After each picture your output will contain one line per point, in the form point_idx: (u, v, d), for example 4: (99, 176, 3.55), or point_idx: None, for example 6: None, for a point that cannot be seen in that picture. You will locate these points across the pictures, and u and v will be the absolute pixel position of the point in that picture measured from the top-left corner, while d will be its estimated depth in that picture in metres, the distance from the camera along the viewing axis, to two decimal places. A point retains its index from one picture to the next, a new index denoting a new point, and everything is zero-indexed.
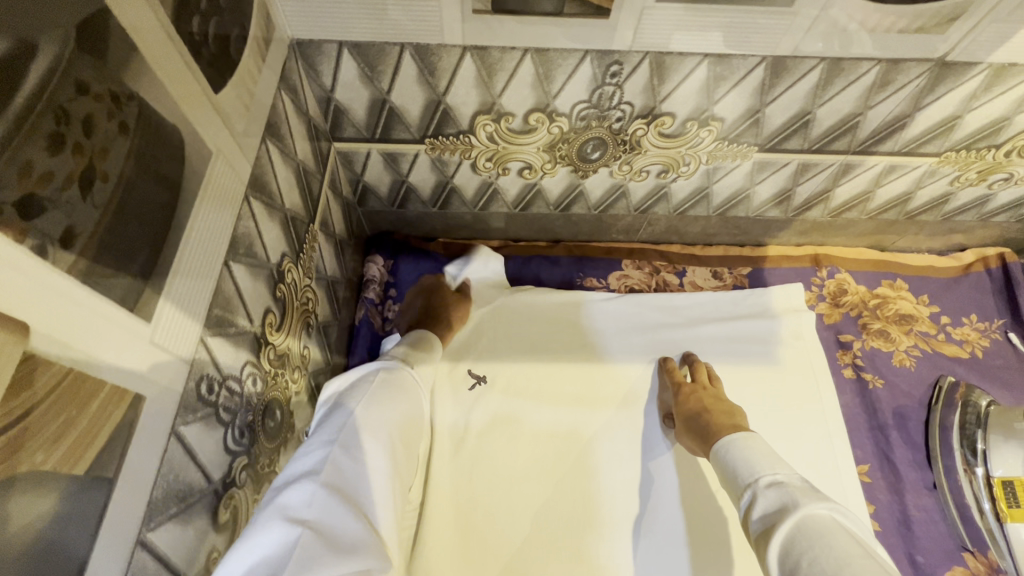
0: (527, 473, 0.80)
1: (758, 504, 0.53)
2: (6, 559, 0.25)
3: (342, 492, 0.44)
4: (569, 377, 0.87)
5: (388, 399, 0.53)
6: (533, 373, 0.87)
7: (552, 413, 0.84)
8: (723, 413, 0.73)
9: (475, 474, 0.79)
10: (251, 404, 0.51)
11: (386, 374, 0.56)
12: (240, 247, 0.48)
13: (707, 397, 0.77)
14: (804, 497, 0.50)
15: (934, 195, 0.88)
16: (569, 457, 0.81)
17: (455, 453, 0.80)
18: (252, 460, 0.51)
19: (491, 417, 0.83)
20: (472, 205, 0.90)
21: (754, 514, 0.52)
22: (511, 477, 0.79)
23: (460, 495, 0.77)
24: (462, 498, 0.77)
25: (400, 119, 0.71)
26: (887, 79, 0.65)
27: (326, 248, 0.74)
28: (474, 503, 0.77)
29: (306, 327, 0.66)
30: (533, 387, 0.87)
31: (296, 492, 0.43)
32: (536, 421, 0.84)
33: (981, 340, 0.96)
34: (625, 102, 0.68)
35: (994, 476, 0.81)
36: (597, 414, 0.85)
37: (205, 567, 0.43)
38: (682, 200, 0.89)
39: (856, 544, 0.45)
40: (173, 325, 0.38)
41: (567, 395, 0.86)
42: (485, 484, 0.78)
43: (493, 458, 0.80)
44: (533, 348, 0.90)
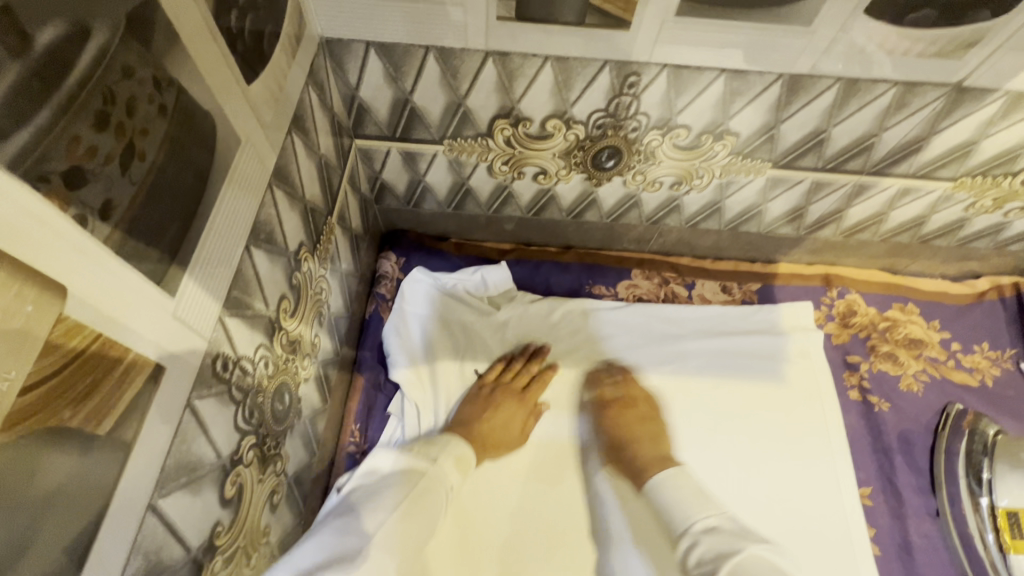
0: (523, 484, 0.80)
1: None
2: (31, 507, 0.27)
3: (343, 559, 0.55)
4: (571, 382, 0.89)
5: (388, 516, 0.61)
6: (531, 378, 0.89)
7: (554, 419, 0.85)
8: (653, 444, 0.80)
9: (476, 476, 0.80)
10: (262, 386, 0.52)
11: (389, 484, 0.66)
12: (261, 234, 0.50)
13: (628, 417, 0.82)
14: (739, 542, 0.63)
15: (948, 220, 0.88)
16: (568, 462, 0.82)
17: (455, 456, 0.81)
18: (260, 440, 0.53)
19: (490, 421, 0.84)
20: (486, 207, 0.91)
21: (690, 559, 0.64)
22: (511, 480, 0.80)
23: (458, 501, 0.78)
24: (463, 500, 0.78)
25: (421, 119, 0.73)
26: (902, 102, 0.66)
27: (342, 241, 0.76)
28: (475, 504, 0.78)
29: (318, 316, 0.68)
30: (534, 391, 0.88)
31: (308, 551, 0.56)
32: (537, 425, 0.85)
33: (992, 368, 0.95)
34: (641, 113, 0.69)
35: (999, 506, 0.81)
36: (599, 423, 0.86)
37: (210, 539, 0.44)
38: (694, 212, 0.90)
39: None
40: (195, 302, 0.39)
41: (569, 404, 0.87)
42: (485, 487, 0.79)
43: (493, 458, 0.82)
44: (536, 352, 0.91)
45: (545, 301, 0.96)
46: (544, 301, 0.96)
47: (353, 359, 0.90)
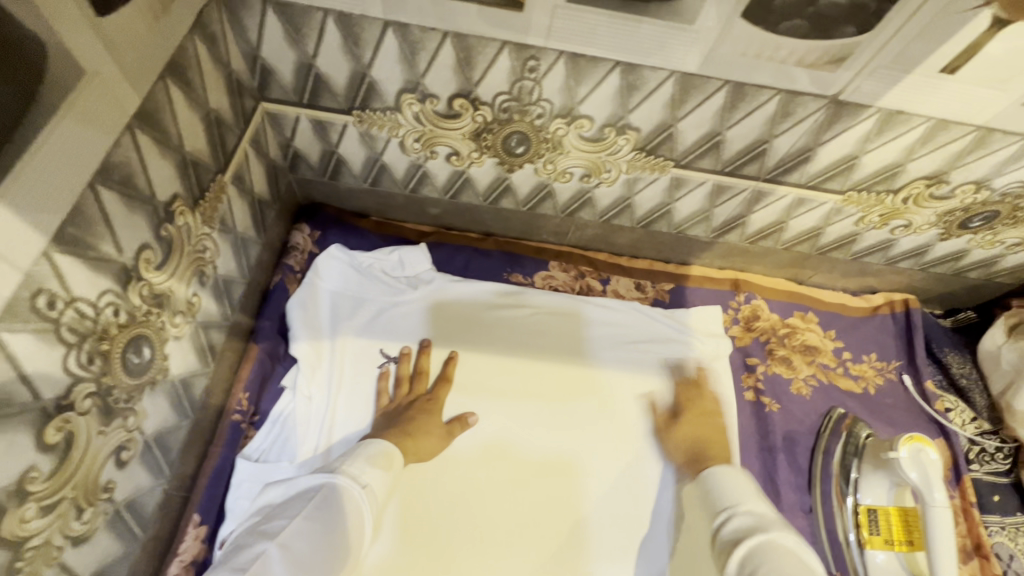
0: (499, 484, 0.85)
1: (731, 522, 0.66)
2: None
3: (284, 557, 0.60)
4: (524, 377, 0.93)
5: (323, 517, 0.64)
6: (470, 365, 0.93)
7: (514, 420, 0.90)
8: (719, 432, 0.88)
9: (429, 473, 0.84)
10: (109, 333, 0.51)
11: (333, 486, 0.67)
12: (114, 174, 0.48)
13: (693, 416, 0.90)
14: (774, 527, 0.63)
15: (843, 232, 0.93)
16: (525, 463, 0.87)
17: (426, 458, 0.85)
18: (103, 390, 0.51)
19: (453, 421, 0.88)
20: (403, 185, 0.91)
21: (725, 530, 0.66)
22: (470, 475, 0.85)
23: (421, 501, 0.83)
24: (413, 492, 0.83)
25: (327, 87, 0.72)
26: (787, 110, 0.69)
27: (239, 205, 0.74)
28: (427, 499, 0.83)
29: (199, 276, 0.66)
30: (478, 380, 0.93)
31: (247, 553, 0.61)
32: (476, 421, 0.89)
33: (877, 377, 1.00)
34: (544, 99, 0.71)
35: (862, 504, 0.85)
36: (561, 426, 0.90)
37: (19, 482, 0.43)
38: (606, 207, 0.92)
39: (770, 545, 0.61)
40: (8, 230, 0.38)
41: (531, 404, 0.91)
42: (456, 483, 0.84)
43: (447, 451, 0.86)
44: (491, 343, 0.95)
45: (460, 289, 0.98)
46: (459, 289, 0.98)
47: (250, 329, 0.88)
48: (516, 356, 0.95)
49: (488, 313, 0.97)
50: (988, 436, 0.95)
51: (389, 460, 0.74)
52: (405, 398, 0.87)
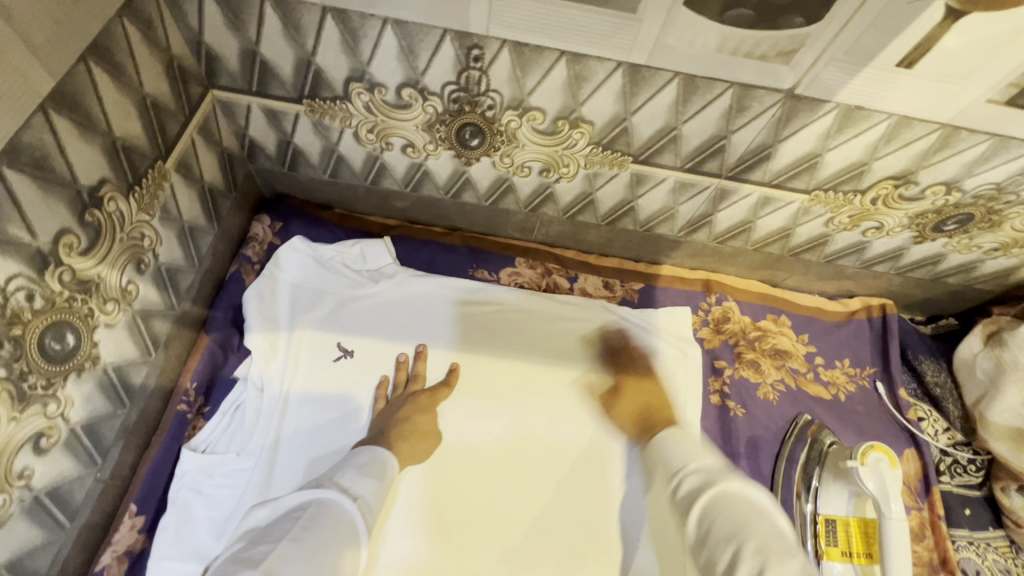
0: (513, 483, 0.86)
1: (684, 482, 0.62)
2: None
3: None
4: (513, 376, 0.93)
5: (319, 530, 0.60)
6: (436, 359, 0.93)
7: (510, 419, 0.90)
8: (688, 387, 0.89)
9: (439, 472, 0.86)
10: (21, 318, 0.50)
11: (321, 502, 0.64)
12: (23, 156, 0.47)
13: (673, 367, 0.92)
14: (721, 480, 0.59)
15: (813, 234, 0.90)
16: (532, 458, 0.88)
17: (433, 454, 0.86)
18: (14, 374, 0.50)
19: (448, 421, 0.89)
20: (363, 178, 0.90)
21: (680, 491, 0.62)
22: (461, 472, 0.86)
23: (435, 500, 0.84)
24: (431, 486, 0.85)
25: (274, 75, 0.71)
26: (742, 104, 0.67)
27: (185, 194, 0.73)
28: (450, 495, 0.85)
29: (136, 263, 0.65)
30: (473, 379, 0.92)
31: None
32: (471, 424, 0.89)
33: (848, 384, 0.97)
34: (493, 90, 0.69)
35: (820, 514, 0.83)
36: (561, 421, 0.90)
37: None
38: (569, 203, 0.90)
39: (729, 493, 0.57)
40: None
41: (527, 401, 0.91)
42: (469, 480, 0.86)
43: (454, 446, 0.87)
44: (487, 343, 0.94)
45: (421, 283, 0.96)
46: (420, 283, 0.96)
47: (203, 319, 0.87)
48: (521, 355, 0.94)
49: (490, 312, 0.96)
50: (961, 447, 0.92)
51: (380, 470, 0.73)
52: (405, 394, 0.87)
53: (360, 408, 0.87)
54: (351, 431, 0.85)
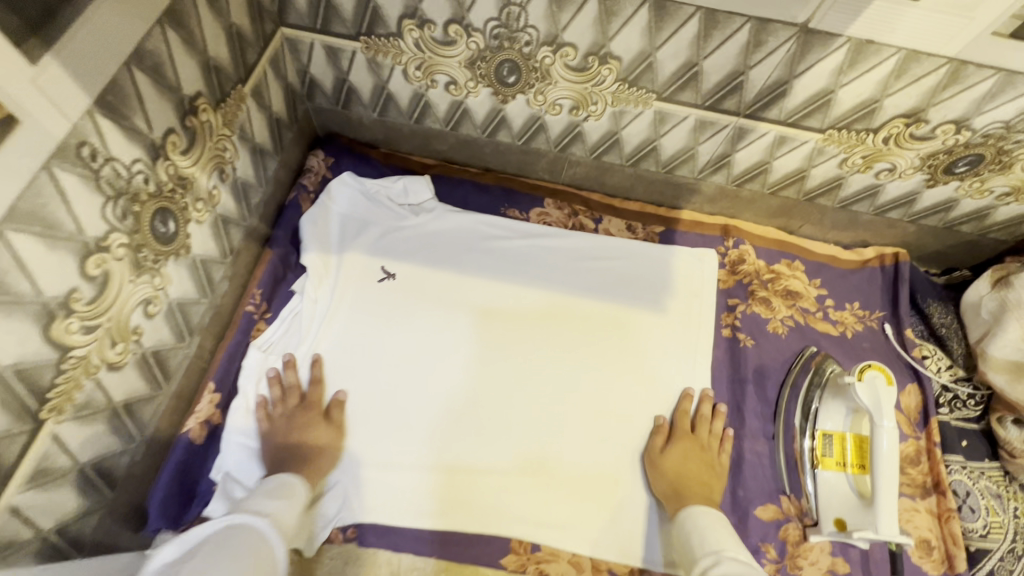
0: (543, 398, 0.93)
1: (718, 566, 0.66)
2: None
3: None
4: (547, 304, 1.01)
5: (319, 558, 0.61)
6: (471, 284, 1.01)
7: (504, 407, 0.92)
8: (704, 470, 0.87)
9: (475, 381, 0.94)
10: (140, 197, 0.61)
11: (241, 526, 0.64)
12: (146, 61, 0.58)
13: (682, 448, 0.88)
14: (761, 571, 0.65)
15: (827, 176, 0.95)
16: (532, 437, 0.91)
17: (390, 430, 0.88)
18: (133, 244, 0.61)
19: (434, 410, 0.90)
20: (408, 116, 0.99)
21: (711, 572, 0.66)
22: (495, 385, 0.94)
23: (468, 406, 0.92)
24: (467, 393, 0.93)
25: (337, 12, 0.81)
26: (759, 39, 0.73)
27: (257, 118, 0.84)
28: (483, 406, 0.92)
29: (219, 172, 0.76)
30: (507, 305, 1.00)
31: None
32: (508, 342, 0.97)
33: (857, 324, 1.03)
34: (531, 26, 0.77)
35: (820, 429, 0.90)
36: (575, 421, 0.92)
37: (66, 300, 0.53)
38: (596, 142, 0.97)
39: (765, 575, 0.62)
40: (58, 83, 0.47)
41: (559, 331, 0.99)
42: (503, 393, 0.93)
43: (494, 361, 0.95)
44: (523, 274, 1.03)
45: (459, 217, 1.06)
46: (458, 217, 1.06)
47: (266, 237, 0.98)
48: (558, 285, 1.02)
49: (523, 244, 1.05)
50: (962, 382, 0.97)
51: (290, 491, 0.74)
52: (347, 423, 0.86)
53: (416, 312, 0.98)
54: (404, 335, 0.96)
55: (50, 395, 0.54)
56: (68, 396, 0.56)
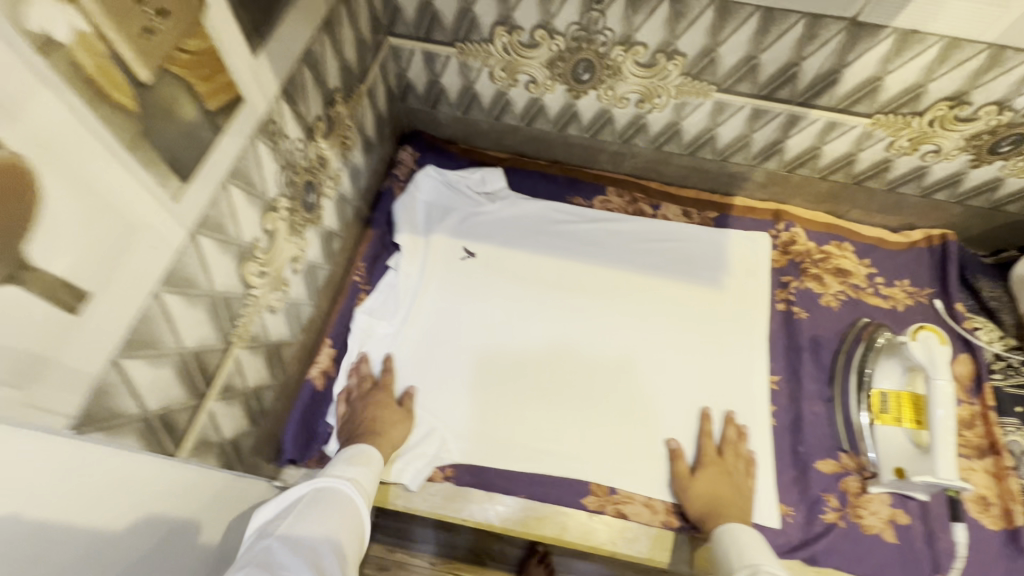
0: (580, 354, 1.03)
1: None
2: (182, 121, 0.49)
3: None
4: (602, 278, 1.10)
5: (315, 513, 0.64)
6: (543, 262, 1.12)
7: (543, 361, 1.02)
8: (727, 485, 0.87)
9: (517, 337, 1.04)
10: (297, 170, 0.75)
11: (319, 491, 0.69)
12: (310, 59, 0.72)
13: (713, 472, 0.89)
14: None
15: (874, 159, 1.03)
16: (561, 371, 1.01)
17: (438, 373, 0.99)
18: (290, 208, 0.74)
19: (483, 361, 1.01)
20: (489, 113, 1.12)
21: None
22: (538, 342, 1.03)
23: (512, 358, 1.02)
24: (510, 348, 1.03)
25: (439, 21, 0.95)
26: (813, 33, 0.83)
27: (368, 114, 0.98)
28: (526, 359, 1.02)
29: (342, 156, 0.90)
30: (568, 278, 1.10)
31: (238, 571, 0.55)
32: (568, 311, 1.07)
33: (907, 299, 1.09)
34: (608, 28, 0.89)
35: (876, 389, 0.96)
36: (612, 375, 1.01)
37: (251, 246, 0.66)
38: (657, 132, 1.08)
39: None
40: (264, 72, 0.61)
41: (608, 304, 1.08)
42: (549, 350, 1.03)
43: (543, 324, 1.05)
44: (590, 253, 1.13)
45: (530, 203, 1.17)
46: (529, 204, 1.17)
47: (367, 219, 1.12)
48: (620, 263, 1.12)
49: (589, 228, 1.16)
50: (1014, 352, 1.02)
51: (368, 459, 0.78)
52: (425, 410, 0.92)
53: (484, 283, 1.09)
54: (481, 303, 1.06)
55: (237, 322, 0.67)
56: (246, 327, 0.69)
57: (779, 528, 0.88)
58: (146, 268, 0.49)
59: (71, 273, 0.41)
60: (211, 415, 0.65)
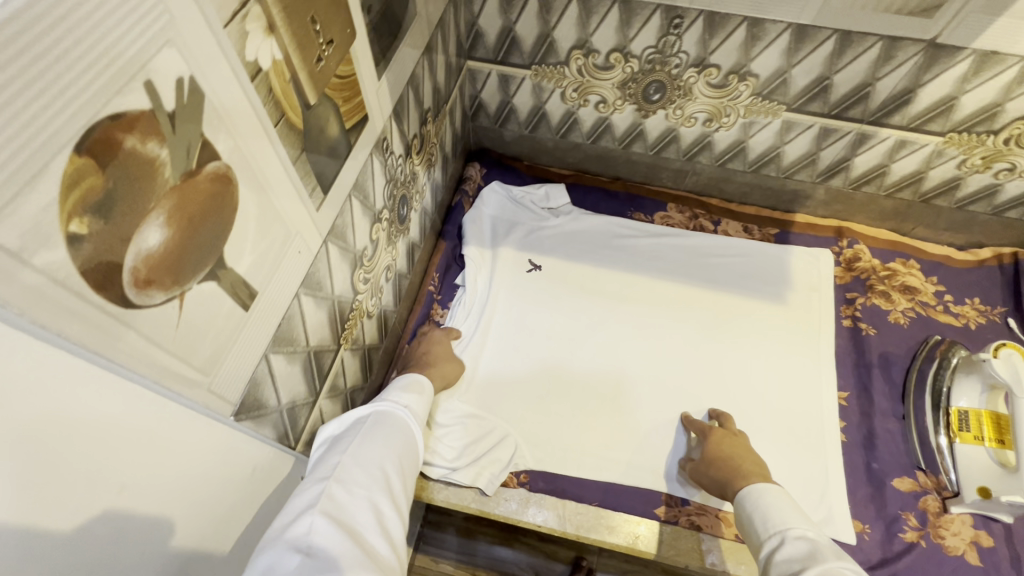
0: (612, 354, 1.06)
1: (785, 549, 0.60)
2: (328, 138, 0.54)
3: (338, 522, 0.51)
4: (660, 293, 1.13)
5: (382, 436, 0.64)
6: (608, 276, 1.15)
7: (576, 358, 1.05)
8: (747, 451, 0.85)
9: (559, 339, 1.07)
10: (396, 184, 0.79)
11: (381, 412, 0.68)
12: (413, 81, 0.77)
13: (726, 441, 0.88)
14: (830, 555, 0.56)
15: (944, 177, 1.04)
16: (589, 366, 1.04)
17: (496, 379, 1.02)
18: (389, 220, 0.79)
19: (530, 363, 1.04)
20: (556, 131, 1.17)
21: (777, 556, 0.60)
22: (584, 347, 1.06)
23: (547, 356, 1.05)
24: (555, 350, 1.06)
25: (518, 45, 0.99)
26: (889, 54, 0.85)
27: (447, 132, 1.03)
28: (561, 357, 1.05)
29: (427, 170, 0.95)
30: (628, 293, 1.13)
31: (309, 494, 0.54)
32: (629, 324, 1.09)
33: (978, 317, 1.08)
34: (683, 51, 0.92)
35: (956, 406, 0.95)
36: (643, 373, 1.04)
37: (361, 255, 0.71)
38: (723, 150, 1.10)
39: (834, 562, 0.54)
40: (383, 94, 0.66)
41: (663, 316, 1.10)
42: (593, 352, 1.06)
43: (603, 335, 1.08)
44: (653, 269, 1.15)
45: (593, 218, 1.21)
46: (593, 219, 1.21)
47: (439, 232, 1.17)
48: (682, 278, 1.14)
49: (652, 243, 1.18)
50: None
51: (420, 388, 0.78)
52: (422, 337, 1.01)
53: (546, 297, 1.12)
54: (547, 317, 1.09)
55: (345, 325, 0.71)
56: (351, 330, 0.73)
57: (856, 545, 0.87)
58: (294, 270, 0.54)
59: (248, 273, 0.46)
60: (320, 411, 0.70)
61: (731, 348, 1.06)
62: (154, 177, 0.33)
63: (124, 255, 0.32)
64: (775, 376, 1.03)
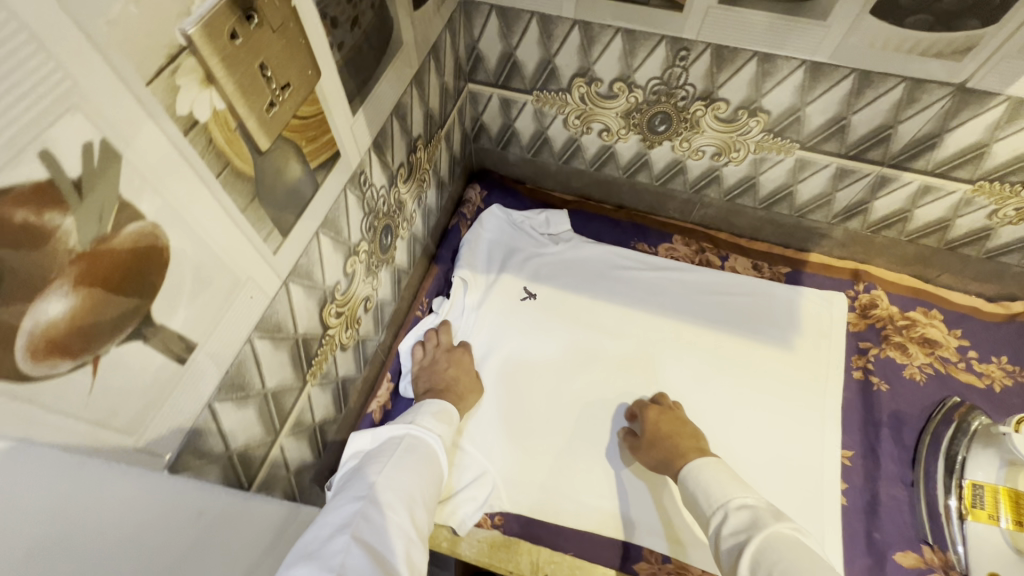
0: (602, 389, 1.02)
1: (729, 521, 0.60)
2: (287, 181, 0.52)
3: (370, 545, 0.49)
4: (656, 330, 1.08)
5: (412, 466, 0.63)
6: (606, 309, 1.10)
7: (564, 393, 1.01)
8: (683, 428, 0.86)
9: (548, 369, 1.04)
10: (377, 215, 0.77)
11: (414, 440, 0.67)
12: (399, 111, 0.75)
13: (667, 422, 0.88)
14: (770, 518, 0.58)
15: (972, 226, 0.96)
16: (578, 402, 1.00)
17: (482, 409, 0.99)
18: (368, 252, 0.77)
19: (516, 394, 1.01)
20: (559, 157, 1.13)
21: (724, 531, 0.60)
22: (574, 380, 1.03)
23: (534, 387, 1.02)
24: (542, 382, 1.02)
25: (518, 70, 0.96)
26: (913, 97, 0.79)
27: (443, 156, 1.01)
28: (548, 391, 1.01)
29: (418, 196, 0.93)
30: (624, 327, 1.09)
31: (342, 513, 0.52)
32: (620, 362, 1.04)
33: (1005, 378, 1.00)
34: (689, 84, 0.88)
35: (966, 479, 0.88)
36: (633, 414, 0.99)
37: (333, 290, 0.69)
38: (732, 185, 1.05)
39: (781, 528, 0.55)
40: (360, 129, 0.64)
41: (658, 355, 1.05)
42: (583, 389, 1.02)
43: (594, 372, 1.03)
44: (652, 305, 1.10)
45: (593, 247, 1.17)
46: (593, 247, 1.17)
47: (433, 255, 1.15)
48: (682, 315, 1.09)
49: (653, 276, 1.14)
50: None
51: (449, 417, 0.77)
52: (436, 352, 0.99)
53: (542, 326, 1.08)
54: (538, 348, 1.05)
55: (313, 362, 0.69)
56: (320, 365, 0.72)
57: None
58: (246, 316, 0.52)
59: (184, 328, 0.44)
60: (282, 449, 0.68)
61: (728, 393, 1.01)
62: (52, 250, 0.31)
63: (15, 335, 0.31)
64: (773, 428, 0.97)
